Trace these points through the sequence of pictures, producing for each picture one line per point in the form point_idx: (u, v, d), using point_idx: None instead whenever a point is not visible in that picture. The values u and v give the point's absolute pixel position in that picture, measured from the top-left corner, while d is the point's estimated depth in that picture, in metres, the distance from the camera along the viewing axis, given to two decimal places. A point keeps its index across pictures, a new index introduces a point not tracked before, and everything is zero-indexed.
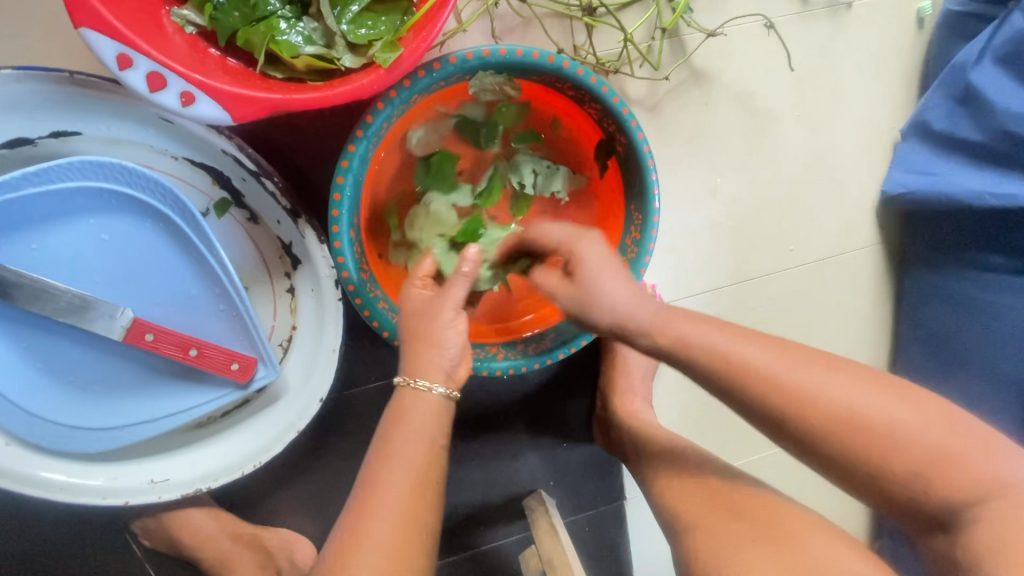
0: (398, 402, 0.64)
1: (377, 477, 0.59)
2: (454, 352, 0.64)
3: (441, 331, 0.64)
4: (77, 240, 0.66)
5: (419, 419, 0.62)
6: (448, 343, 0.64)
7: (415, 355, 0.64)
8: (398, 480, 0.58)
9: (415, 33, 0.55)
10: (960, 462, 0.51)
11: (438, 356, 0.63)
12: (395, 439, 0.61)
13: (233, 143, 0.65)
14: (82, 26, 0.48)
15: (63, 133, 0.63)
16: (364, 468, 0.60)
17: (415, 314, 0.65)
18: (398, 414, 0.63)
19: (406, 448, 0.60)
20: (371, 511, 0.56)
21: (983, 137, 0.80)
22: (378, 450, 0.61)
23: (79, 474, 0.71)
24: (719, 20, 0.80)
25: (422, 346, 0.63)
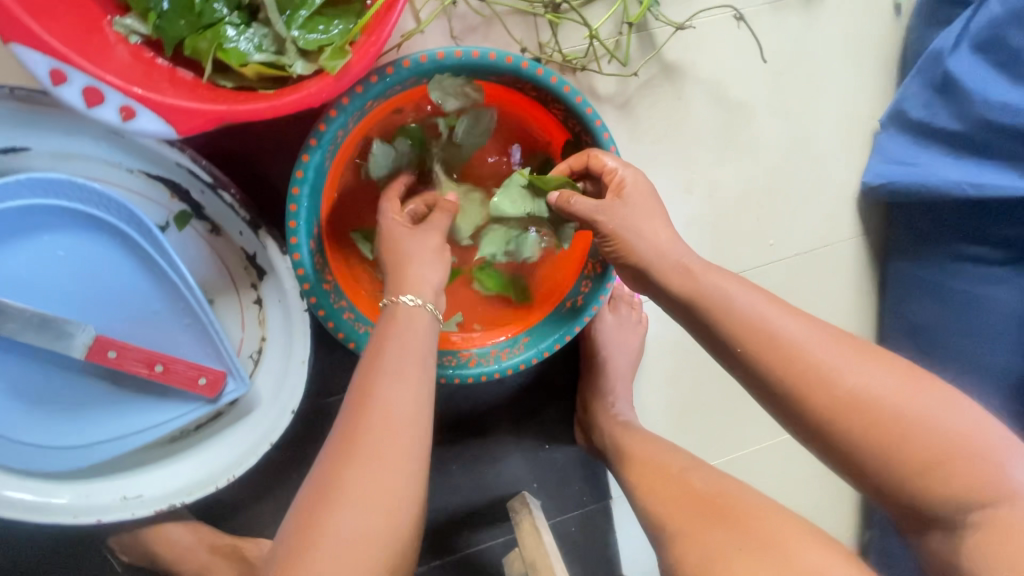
0: (385, 321, 0.63)
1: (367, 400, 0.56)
2: (438, 274, 0.66)
3: (427, 253, 0.66)
4: (34, 257, 0.65)
5: (407, 334, 0.61)
6: (431, 261, 0.65)
7: (398, 274, 0.65)
8: (399, 395, 0.57)
9: (366, 37, 0.54)
10: (932, 457, 0.51)
11: (423, 275, 0.65)
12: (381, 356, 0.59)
13: (187, 156, 0.64)
14: (10, 41, 0.46)
15: (12, 148, 0.62)
16: (353, 386, 0.58)
17: (397, 245, 0.66)
18: (386, 332, 0.61)
19: (394, 365, 0.58)
20: (358, 430, 0.54)
21: (962, 127, 0.78)
22: (367, 367, 0.59)
23: (47, 493, 0.70)
24: (689, 12, 0.78)
25: (405, 267, 0.64)
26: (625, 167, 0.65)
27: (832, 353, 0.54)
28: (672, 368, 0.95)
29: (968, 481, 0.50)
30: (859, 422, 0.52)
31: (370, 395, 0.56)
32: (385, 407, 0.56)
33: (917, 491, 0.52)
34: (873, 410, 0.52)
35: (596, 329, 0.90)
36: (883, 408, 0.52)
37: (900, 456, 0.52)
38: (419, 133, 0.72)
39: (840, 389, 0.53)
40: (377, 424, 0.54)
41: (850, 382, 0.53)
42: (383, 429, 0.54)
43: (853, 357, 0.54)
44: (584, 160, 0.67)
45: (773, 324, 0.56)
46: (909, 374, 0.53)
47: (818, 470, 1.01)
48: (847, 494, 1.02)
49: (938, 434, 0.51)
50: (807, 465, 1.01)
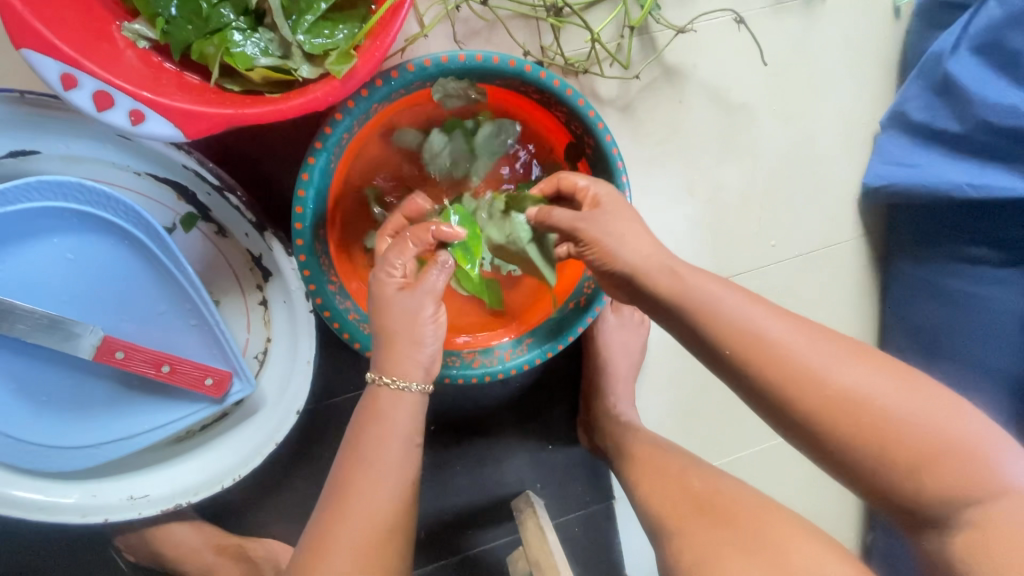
0: (368, 401, 0.63)
1: (352, 476, 0.59)
2: (432, 347, 0.63)
3: (417, 327, 0.62)
4: (44, 259, 0.65)
5: (390, 415, 0.62)
6: (422, 337, 0.62)
7: (388, 353, 0.62)
8: (380, 481, 0.59)
9: (371, 41, 0.54)
10: (929, 454, 0.51)
11: (413, 355, 0.62)
12: (366, 436, 0.61)
13: (194, 159, 0.64)
14: (23, 47, 0.47)
15: (21, 152, 0.62)
16: (336, 464, 0.61)
17: (386, 314, 0.62)
18: (370, 411, 0.62)
19: (378, 445, 0.60)
20: (340, 511, 0.58)
21: (963, 129, 0.78)
22: (350, 446, 0.61)
23: (56, 492, 0.70)
24: (690, 15, 0.79)
25: (396, 346, 0.62)
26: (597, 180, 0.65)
27: (833, 351, 0.55)
28: (673, 369, 0.95)
29: (960, 476, 0.51)
30: (857, 425, 0.52)
31: (354, 478, 0.59)
32: (364, 491, 0.59)
33: (913, 490, 0.53)
34: (862, 409, 0.52)
35: (598, 330, 0.91)
36: (874, 409, 0.52)
37: (896, 457, 0.52)
38: (460, 122, 0.72)
39: (834, 391, 0.53)
40: (357, 507, 0.58)
41: (838, 385, 0.53)
42: (364, 509, 0.58)
43: (848, 362, 0.54)
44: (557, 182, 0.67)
45: (766, 328, 0.55)
46: (908, 376, 0.54)
47: (820, 471, 1.01)
48: (849, 495, 1.03)
49: (934, 432, 0.51)
50: (808, 466, 1.01)
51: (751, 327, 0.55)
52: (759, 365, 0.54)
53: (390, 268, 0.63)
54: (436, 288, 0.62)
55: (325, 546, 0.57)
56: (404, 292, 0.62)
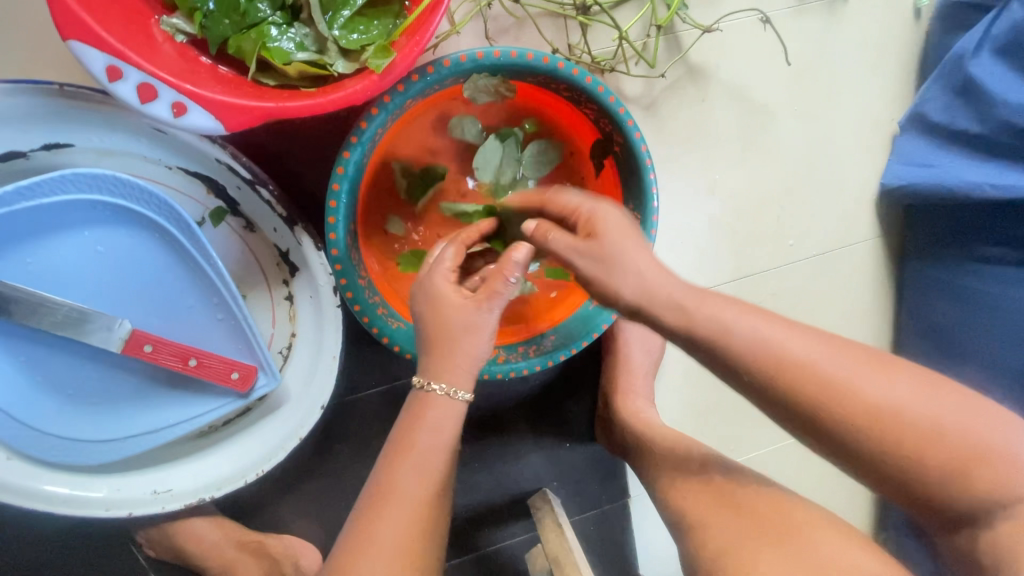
0: (417, 408, 0.63)
1: (394, 479, 0.60)
2: (483, 358, 0.64)
3: (476, 335, 0.62)
4: (74, 251, 0.66)
5: (439, 423, 0.62)
6: (481, 344, 0.63)
7: (439, 361, 0.62)
8: (422, 487, 0.60)
9: (409, 37, 0.55)
10: (958, 449, 0.52)
11: (466, 362, 0.62)
12: (415, 442, 0.61)
13: (227, 152, 0.65)
14: (70, 39, 0.47)
15: (55, 145, 0.63)
16: (380, 467, 0.61)
17: (444, 320, 0.62)
18: (418, 417, 0.62)
19: (426, 454, 0.61)
20: (380, 512, 0.58)
21: (983, 129, 0.79)
22: (395, 452, 0.62)
23: (81, 486, 0.70)
24: (715, 15, 0.79)
25: (454, 352, 0.62)
26: (592, 204, 0.62)
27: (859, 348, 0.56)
28: (691, 367, 0.96)
29: (987, 468, 0.52)
30: (886, 419, 0.53)
31: (394, 484, 0.59)
32: (407, 495, 0.59)
33: (942, 486, 0.53)
34: (890, 403, 0.53)
35: (618, 328, 0.91)
36: (902, 404, 0.53)
37: (924, 453, 0.52)
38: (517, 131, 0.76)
39: (864, 389, 0.53)
40: (399, 511, 0.58)
41: (864, 379, 0.53)
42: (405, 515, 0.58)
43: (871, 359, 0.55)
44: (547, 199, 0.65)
45: (798, 321, 0.55)
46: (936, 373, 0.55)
47: (835, 470, 1.01)
48: (863, 494, 1.03)
49: (961, 426, 0.52)
50: (824, 465, 1.01)
51: (783, 322, 0.55)
52: (791, 361, 0.54)
53: (445, 276, 0.64)
54: (506, 297, 0.62)
55: (365, 548, 0.56)
56: (471, 303, 0.62)
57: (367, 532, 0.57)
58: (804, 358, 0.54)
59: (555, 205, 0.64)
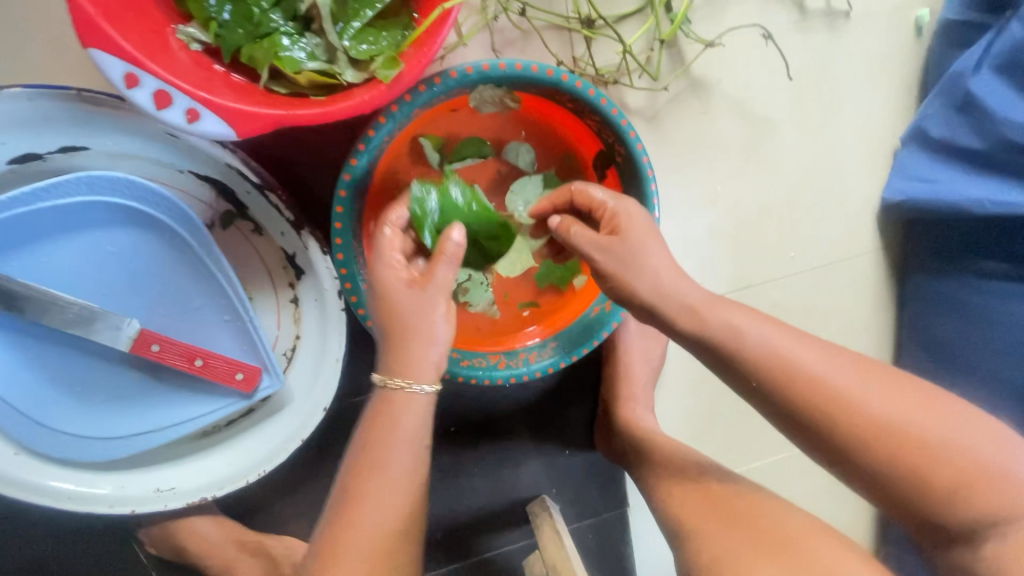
0: (378, 405, 0.62)
1: (354, 484, 0.60)
2: (441, 348, 0.62)
3: (427, 322, 0.61)
4: (87, 251, 0.67)
5: (397, 417, 0.61)
6: (432, 335, 0.62)
7: (395, 353, 0.62)
8: (381, 487, 0.60)
9: (416, 48, 0.56)
10: (929, 448, 0.55)
11: (422, 352, 0.62)
12: (372, 443, 0.60)
13: (238, 158, 0.66)
14: (90, 47, 0.49)
15: (71, 148, 0.65)
16: (353, 453, 0.62)
17: (394, 308, 0.62)
18: (382, 412, 0.62)
19: (383, 453, 0.60)
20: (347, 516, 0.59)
21: (982, 144, 0.80)
22: (357, 452, 0.61)
23: (87, 482, 0.71)
24: (718, 31, 0.81)
25: (406, 344, 0.61)
26: (618, 201, 0.64)
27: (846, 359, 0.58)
28: (692, 377, 0.96)
29: None
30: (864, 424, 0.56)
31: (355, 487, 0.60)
32: (387, 486, 0.60)
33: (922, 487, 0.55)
34: (873, 411, 0.55)
35: (619, 336, 0.92)
36: (881, 411, 0.55)
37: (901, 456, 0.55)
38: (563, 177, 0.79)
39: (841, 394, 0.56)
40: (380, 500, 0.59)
41: None
42: (367, 516, 0.59)
43: (853, 370, 0.58)
44: (570, 195, 0.69)
45: None
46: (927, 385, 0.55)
47: (834, 482, 1.02)
48: (862, 507, 1.03)
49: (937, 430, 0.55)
50: (825, 477, 1.01)
51: None
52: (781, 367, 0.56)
53: (394, 264, 0.64)
54: (445, 283, 0.63)
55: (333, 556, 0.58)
56: (414, 294, 0.62)
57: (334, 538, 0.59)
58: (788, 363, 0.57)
59: (579, 200, 0.67)
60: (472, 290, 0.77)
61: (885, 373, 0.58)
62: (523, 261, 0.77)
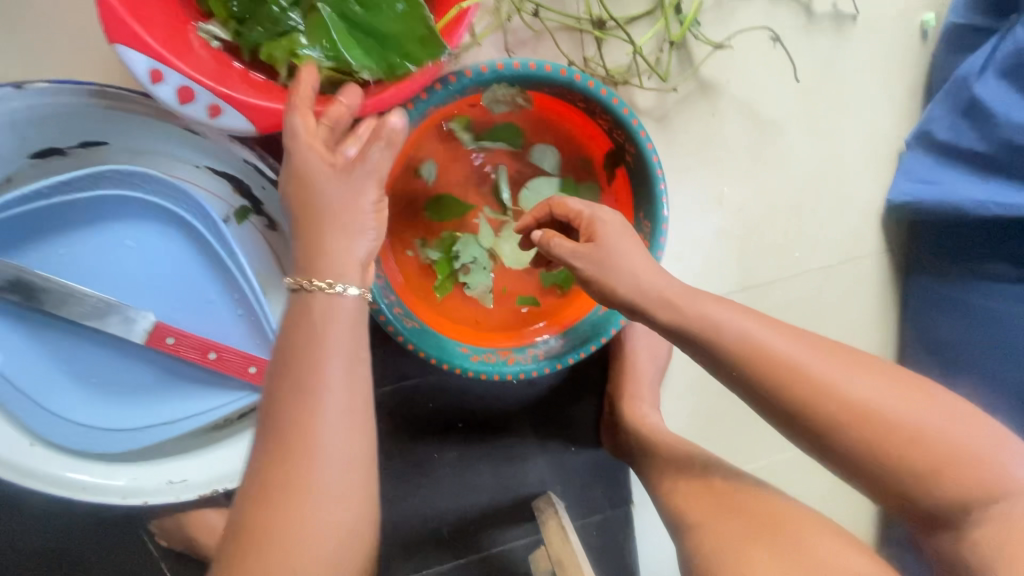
0: (296, 314, 0.55)
1: (278, 423, 0.52)
2: (367, 245, 0.57)
3: (354, 215, 0.55)
4: (105, 245, 0.68)
5: (317, 335, 0.53)
6: (361, 230, 0.56)
7: (312, 250, 0.55)
8: (304, 418, 0.52)
9: (433, 48, 0.58)
10: (948, 453, 0.54)
11: (349, 251, 0.55)
12: (292, 369, 0.53)
13: (255, 153, 0.68)
14: (117, 43, 0.50)
15: (92, 143, 0.66)
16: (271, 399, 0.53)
17: (313, 195, 0.54)
18: (299, 327, 0.54)
19: (305, 378, 0.52)
20: (273, 457, 0.51)
21: (986, 148, 0.81)
22: (273, 385, 0.53)
23: (100, 474, 0.72)
24: (727, 33, 0.82)
25: (326, 232, 0.55)
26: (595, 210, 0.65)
27: (852, 353, 0.59)
28: (696, 376, 0.97)
29: None
30: (879, 427, 0.55)
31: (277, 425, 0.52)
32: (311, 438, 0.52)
33: (933, 488, 0.55)
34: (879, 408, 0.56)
35: (626, 334, 0.93)
36: (892, 408, 0.55)
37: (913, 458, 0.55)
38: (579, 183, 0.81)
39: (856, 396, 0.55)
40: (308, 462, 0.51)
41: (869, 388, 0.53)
42: (292, 454, 0.51)
43: (866, 371, 0.57)
44: (550, 210, 0.70)
45: None
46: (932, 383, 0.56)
47: (837, 481, 1.02)
48: (865, 507, 1.03)
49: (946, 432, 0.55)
50: (828, 476, 1.02)
51: None
52: (789, 364, 0.57)
53: (312, 142, 0.54)
54: (374, 169, 0.56)
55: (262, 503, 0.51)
56: (335, 174, 0.54)
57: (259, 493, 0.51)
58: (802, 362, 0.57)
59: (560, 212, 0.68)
60: (472, 272, 0.81)
61: (889, 369, 0.59)
62: (526, 258, 0.83)
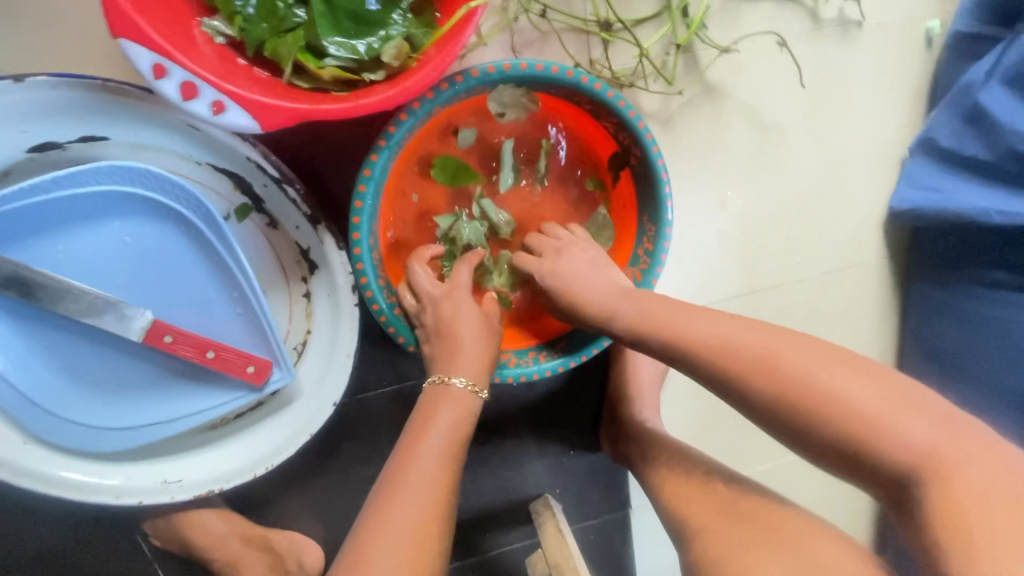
0: (431, 400, 0.69)
1: (405, 467, 0.63)
2: (489, 354, 0.72)
3: (479, 335, 0.72)
4: (102, 241, 0.67)
5: (448, 412, 0.68)
6: (479, 342, 0.71)
7: (451, 347, 0.70)
8: (427, 467, 0.63)
9: (440, 48, 0.57)
10: None
11: (473, 356, 0.70)
12: (428, 428, 0.66)
13: (257, 151, 0.67)
14: (119, 36, 0.49)
15: (91, 137, 0.65)
16: (398, 454, 0.65)
17: (455, 318, 0.70)
18: (433, 405, 0.68)
19: (437, 439, 0.66)
20: (395, 493, 0.61)
21: (990, 156, 0.81)
22: (409, 441, 0.66)
23: (95, 474, 0.71)
24: (733, 37, 0.82)
25: (458, 345, 0.70)
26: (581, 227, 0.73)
27: (869, 361, 0.56)
28: (696, 381, 0.97)
29: None
30: (890, 440, 0.51)
31: (404, 469, 0.63)
32: (422, 478, 0.62)
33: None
34: None
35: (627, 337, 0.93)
36: None
37: (924, 472, 0.50)
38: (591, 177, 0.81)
39: (860, 403, 0.52)
40: (415, 490, 0.61)
41: (879, 394, 0.52)
42: (416, 492, 0.61)
43: (874, 373, 0.54)
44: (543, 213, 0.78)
45: (799, 339, 0.57)
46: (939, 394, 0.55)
47: (835, 487, 1.02)
48: (862, 511, 1.03)
49: (970, 449, 0.50)
50: (828, 481, 1.02)
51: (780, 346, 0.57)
52: (799, 372, 0.55)
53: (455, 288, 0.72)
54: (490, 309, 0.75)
55: (377, 531, 0.58)
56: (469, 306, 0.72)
57: (381, 516, 0.59)
58: (815, 369, 0.55)
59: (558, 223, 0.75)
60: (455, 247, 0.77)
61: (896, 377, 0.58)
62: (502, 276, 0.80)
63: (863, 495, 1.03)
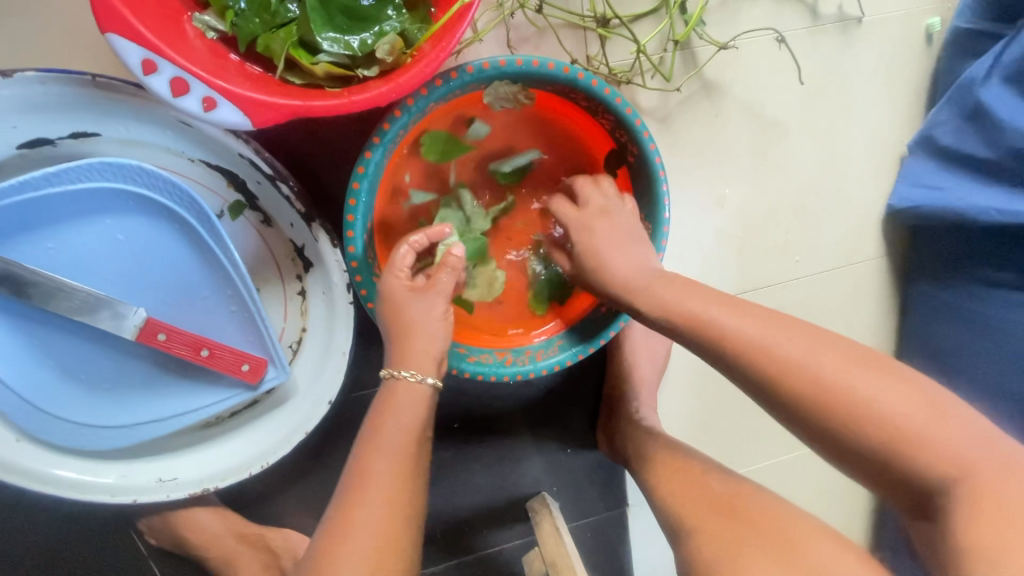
0: (387, 394, 0.66)
1: (365, 469, 0.61)
2: (442, 343, 0.68)
3: (429, 323, 0.67)
4: (94, 239, 0.67)
5: (403, 407, 0.65)
6: (434, 332, 0.67)
7: (402, 343, 0.66)
8: (386, 467, 0.61)
9: (434, 44, 0.56)
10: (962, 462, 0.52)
11: (425, 347, 0.67)
12: (384, 426, 0.63)
13: (250, 147, 0.66)
14: (109, 32, 0.49)
15: (82, 134, 0.64)
16: (355, 454, 0.63)
17: (401, 310, 0.67)
18: (386, 400, 0.65)
19: (394, 436, 0.63)
20: (357, 496, 0.59)
21: (992, 154, 0.80)
22: (366, 440, 0.63)
23: (89, 472, 0.71)
24: (732, 33, 0.81)
25: (409, 339, 0.66)
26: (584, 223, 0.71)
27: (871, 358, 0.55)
28: (693, 379, 0.96)
29: None
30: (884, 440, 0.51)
31: (363, 471, 0.61)
32: (382, 477, 0.60)
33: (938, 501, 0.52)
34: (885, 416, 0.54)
35: (624, 336, 0.92)
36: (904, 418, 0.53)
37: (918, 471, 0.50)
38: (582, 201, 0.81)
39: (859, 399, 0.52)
40: (375, 492, 0.59)
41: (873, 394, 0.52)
42: (376, 495, 0.59)
43: (872, 372, 0.54)
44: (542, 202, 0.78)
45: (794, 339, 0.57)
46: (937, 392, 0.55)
47: (832, 484, 1.02)
48: (859, 509, 1.03)
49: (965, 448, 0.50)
50: (825, 480, 1.02)
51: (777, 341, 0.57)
52: (794, 371, 0.55)
53: (399, 270, 0.68)
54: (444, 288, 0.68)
55: (342, 536, 0.57)
56: (414, 294, 0.67)
57: (345, 520, 0.58)
58: (812, 370, 0.55)
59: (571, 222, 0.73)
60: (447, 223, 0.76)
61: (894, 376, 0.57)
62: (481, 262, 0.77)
63: (860, 494, 1.03)
